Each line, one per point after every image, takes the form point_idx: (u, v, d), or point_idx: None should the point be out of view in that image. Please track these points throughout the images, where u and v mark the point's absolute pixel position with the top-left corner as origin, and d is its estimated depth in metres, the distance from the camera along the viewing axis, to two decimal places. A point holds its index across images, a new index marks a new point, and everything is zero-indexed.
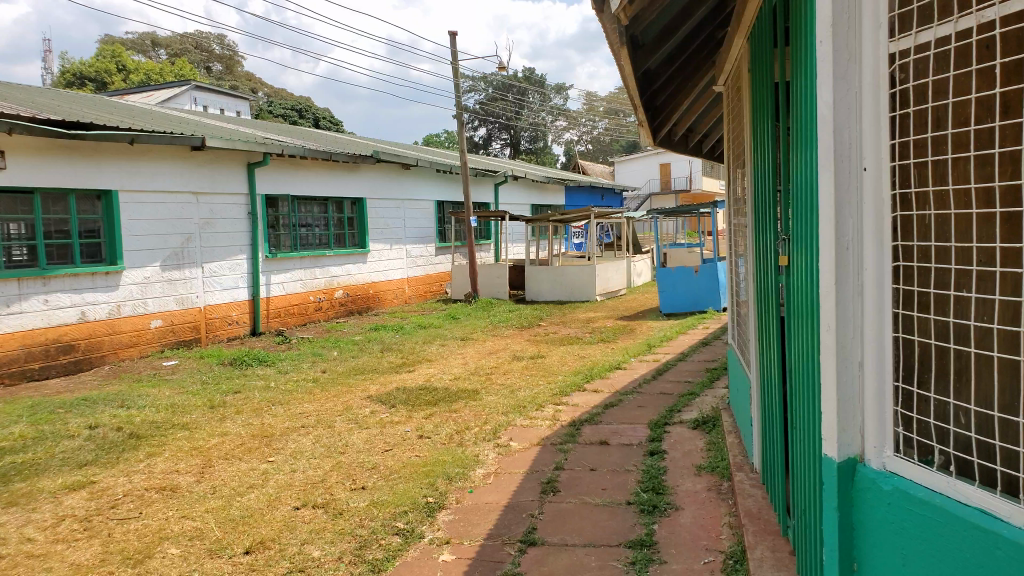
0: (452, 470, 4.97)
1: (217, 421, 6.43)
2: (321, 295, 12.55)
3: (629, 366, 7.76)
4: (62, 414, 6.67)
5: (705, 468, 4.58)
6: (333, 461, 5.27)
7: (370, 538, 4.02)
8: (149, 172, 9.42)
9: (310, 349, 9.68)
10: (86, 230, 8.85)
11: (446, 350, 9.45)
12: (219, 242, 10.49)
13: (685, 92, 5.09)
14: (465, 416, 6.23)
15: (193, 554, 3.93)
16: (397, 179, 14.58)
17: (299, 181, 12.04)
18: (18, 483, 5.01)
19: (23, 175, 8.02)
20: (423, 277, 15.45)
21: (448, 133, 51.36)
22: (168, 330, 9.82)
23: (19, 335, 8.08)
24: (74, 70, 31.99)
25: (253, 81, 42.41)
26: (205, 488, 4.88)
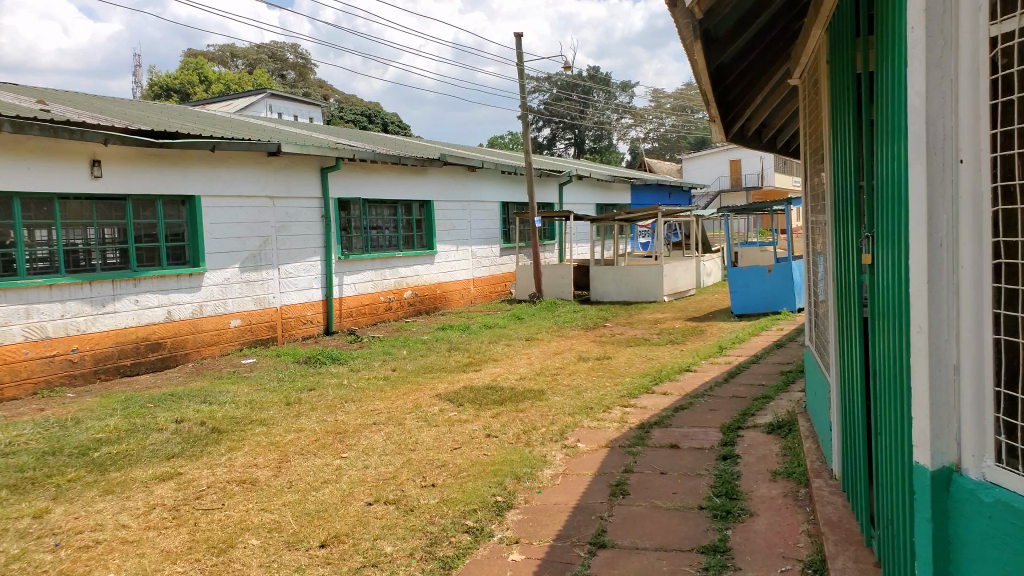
0: (520, 469, 4.97)
1: (293, 417, 6.59)
2: (391, 296, 12.74)
3: (700, 368, 7.62)
4: (151, 408, 6.96)
5: (780, 474, 4.45)
6: (403, 458, 5.34)
7: (441, 534, 4.05)
8: (229, 178, 9.73)
9: (381, 347, 9.84)
10: (172, 233, 9.21)
11: (513, 349, 9.47)
12: (294, 244, 10.76)
13: (759, 86, 4.94)
14: (533, 417, 6.22)
15: (273, 545, 4.03)
16: (463, 180, 14.68)
17: (369, 185, 12.25)
18: (113, 472, 5.26)
19: (116, 183, 8.42)
20: (489, 277, 15.53)
21: (513, 134, 51.52)
22: (247, 329, 10.12)
23: (113, 334, 8.47)
24: (160, 82, 33.45)
25: (325, 88, 43.53)
26: (283, 482, 5.01)
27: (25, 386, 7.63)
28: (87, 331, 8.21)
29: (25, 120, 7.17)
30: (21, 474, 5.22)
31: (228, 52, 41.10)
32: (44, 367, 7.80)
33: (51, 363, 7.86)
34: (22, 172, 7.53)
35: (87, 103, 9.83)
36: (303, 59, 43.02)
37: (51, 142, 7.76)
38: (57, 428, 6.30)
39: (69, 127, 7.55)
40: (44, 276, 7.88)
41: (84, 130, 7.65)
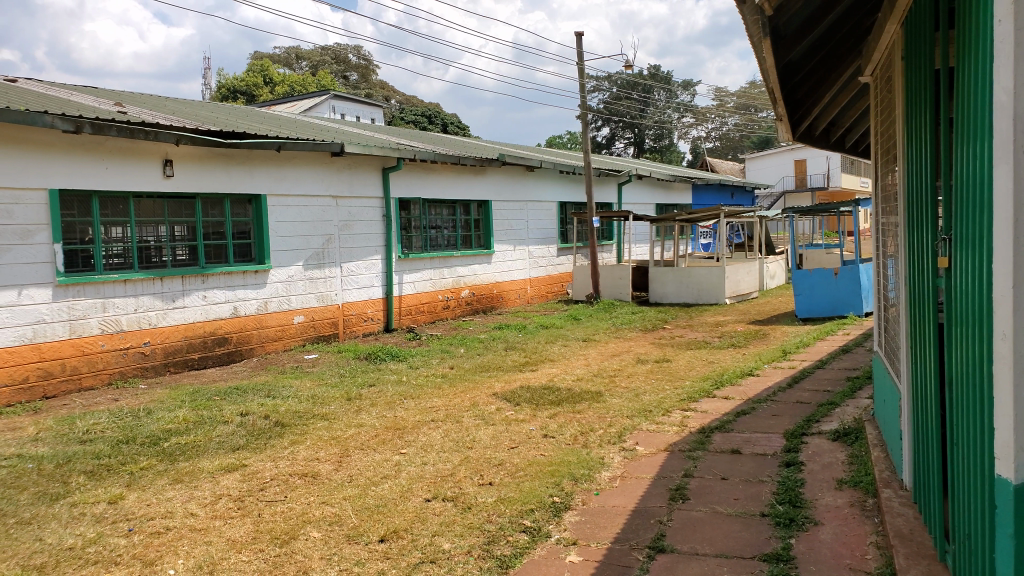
0: (577, 471, 4.95)
1: (353, 412, 6.70)
2: (449, 294, 12.85)
3: (763, 373, 7.46)
4: (217, 401, 7.17)
5: (847, 482, 4.33)
6: (461, 456, 5.38)
7: (498, 533, 4.06)
8: (294, 178, 9.95)
9: (439, 345, 9.93)
10: (239, 231, 9.47)
11: (570, 350, 9.44)
12: (355, 242, 10.95)
13: (827, 84, 4.82)
14: (590, 418, 6.18)
15: (333, 538, 4.11)
16: (522, 180, 14.70)
17: (429, 184, 12.37)
18: (182, 462, 5.43)
19: (187, 182, 8.70)
20: (546, 277, 15.51)
21: (571, 134, 51.45)
22: (310, 325, 10.34)
23: (182, 329, 8.75)
24: (228, 84, 34.47)
25: (387, 88, 44.19)
26: (344, 476, 5.10)
27: (101, 377, 7.96)
28: (158, 325, 8.51)
29: (104, 121, 7.48)
30: (97, 461, 5.45)
31: (293, 54, 42.05)
32: (119, 359, 8.13)
33: (125, 355, 8.18)
34: (99, 172, 7.85)
35: (161, 105, 10.20)
36: (366, 61, 43.74)
37: (127, 143, 8.07)
38: (130, 418, 6.55)
39: (143, 128, 7.84)
40: (119, 271, 8.18)
41: (158, 132, 7.93)
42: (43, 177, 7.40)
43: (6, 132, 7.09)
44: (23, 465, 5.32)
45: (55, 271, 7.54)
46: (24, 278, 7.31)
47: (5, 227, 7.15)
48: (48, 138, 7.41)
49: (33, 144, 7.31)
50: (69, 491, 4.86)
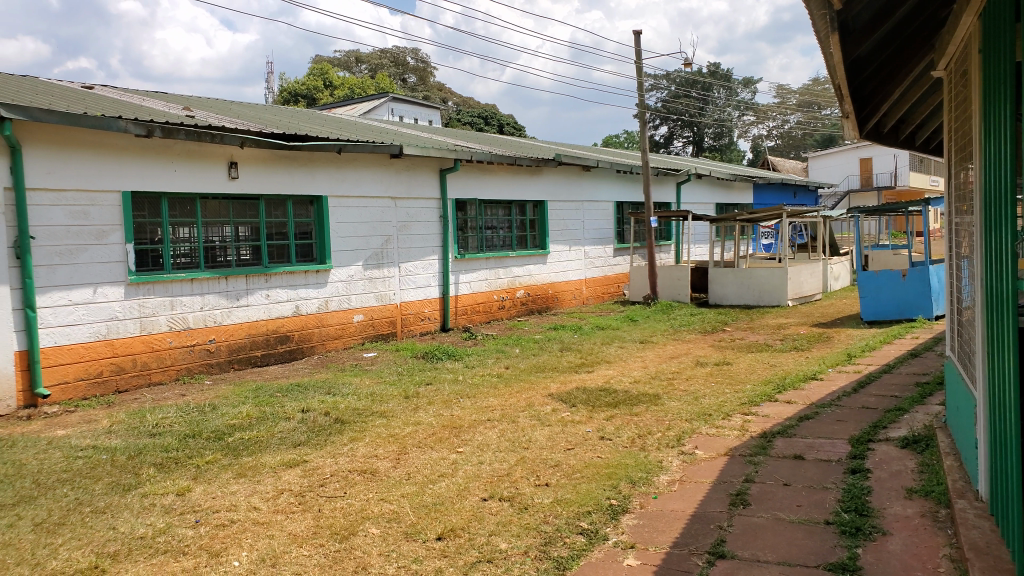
0: (635, 474, 4.89)
1: (411, 410, 6.77)
2: (505, 294, 12.88)
3: (827, 377, 7.25)
4: (280, 397, 7.34)
5: (917, 492, 4.18)
6: (518, 456, 5.38)
7: (555, 534, 4.05)
8: (354, 179, 10.12)
9: (494, 345, 9.95)
10: (300, 232, 9.67)
11: (627, 352, 9.35)
12: (413, 243, 11.06)
13: (897, 80, 4.66)
14: (648, 421, 6.12)
15: (392, 535, 4.15)
16: (578, 180, 14.64)
17: (485, 185, 12.43)
18: (245, 457, 5.57)
19: (252, 183, 8.93)
20: (602, 278, 15.41)
21: (628, 134, 51.11)
22: (368, 324, 10.50)
23: (246, 326, 8.98)
24: (289, 88, 35.28)
25: (444, 90, 44.58)
26: (401, 473, 5.16)
27: (169, 372, 8.22)
28: (223, 323, 8.75)
29: (174, 125, 7.74)
30: (166, 454, 5.63)
31: (352, 57, 42.72)
32: (186, 355, 8.39)
33: (192, 352, 8.44)
34: (169, 174, 8.12)
35: (227, 109, 10.50)
36: (423, 63, 44.17)
37: (195, 146, 8.33)
38: (197, 413, 6.75)
39: (210, 131, 8.09)
40: (187, 270, 8.45)
41: (223, 135, 8.17)
42: (116, 180, 7.69)
43: (82, 137, 7.40)
44: (98, 456, 5.54)
45: (128, 270, 7.81)
46: (99, 276, 7.60)
47: (81, 227, 7.44)
48: (121, 142, 7.70)
49: (107, 148, 7.61)
50: (140, 482, 5.04)
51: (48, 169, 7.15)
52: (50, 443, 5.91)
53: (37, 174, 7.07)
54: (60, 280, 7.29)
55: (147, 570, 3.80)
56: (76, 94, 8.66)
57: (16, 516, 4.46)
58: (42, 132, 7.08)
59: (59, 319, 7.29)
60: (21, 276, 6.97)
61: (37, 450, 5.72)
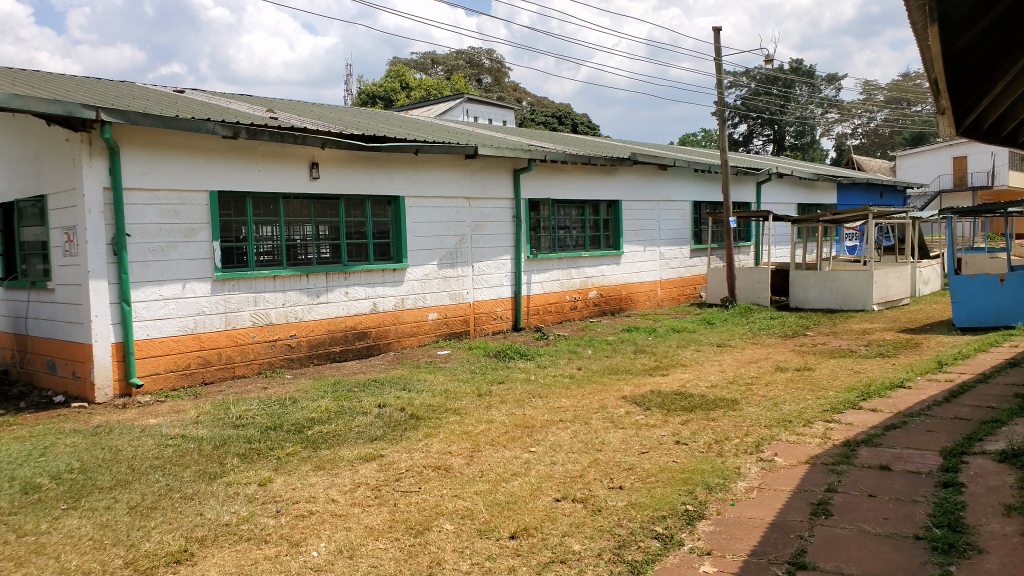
0: (712, 479, 4.79)
1: (484, 408, 6.82)
2: (577, 295, 12.83)
3: (916, 385, 6.94)
4: (357, 392, 7.50)
5: (1017, 509, 3.94)
6: (591, 458, 5.34)
7: (630, 538, 4.00)
8: (430, 179, 10.28)
9: (567, 346, 9.92)
10: (378, 231, 9.86)
11: (703, 355, 9.17)
12: (486, 243, 11.14)
13: (999, 75, 4.42)
14: (725, 426, 5.99)
15: (466, 532, 4.19)
16: (654, 180, 14.45)
17: (559, 185, 12.41)
18: (324, 450, 5.71)
19: (332, 184, 9.17)
20: (677, 280, 15.18)
21: (705, 133, 50.26)
22: (442, 322, 10.62)
23: (326, 323, 9.22)
24: (367, 90, 36.06)
25: (518, 91, 44.77)
26: (475, 471, 5.19)
27: (252, 366, 8.51)
28: (304, 319, 9.00)
29: (259, 127, 8.01)
30: (249, 444, 5.83)
31: (428, 59, 43.27)
32: (268, 350, 8.66)
33: (275, 347, 8.72)
34: (253, 174, 8.41)
35: (309, 111, 10.81)
36: (498, 63, 44.46)
37: (278, 147, 8.60)
38: (278, 406, 6.96)
39: (293, 133, 8.34)
40: (270, 267, 8.72)
41: (306, 136, 8.42)
42: (205, 180, 8.00)
43: (173, 139, 7.73)
44: (186, 445, 5.78)
45: (214, 267, 8.12)
46: (187, 272, 7.92)
47: (171, 225, 7.77)
48: (209, 143, 8.01)
49: (196, 150, 7.92)
50: (225, 471, 5.23)
51: (142, 169, 7.50)
52: (144, 430, 6.21)
53: (132, 174, 7.42)
54: (153, 275, 7.63)
55: (232, 556, 3.93)
56: (168, 98, 9.08)
57: (113, 498, 4.70)
58: (137, 134, 7.43)
59: (152, 313, 7.63)
60: (118, 272, 7.34)
61: (131, 437, 6.01)
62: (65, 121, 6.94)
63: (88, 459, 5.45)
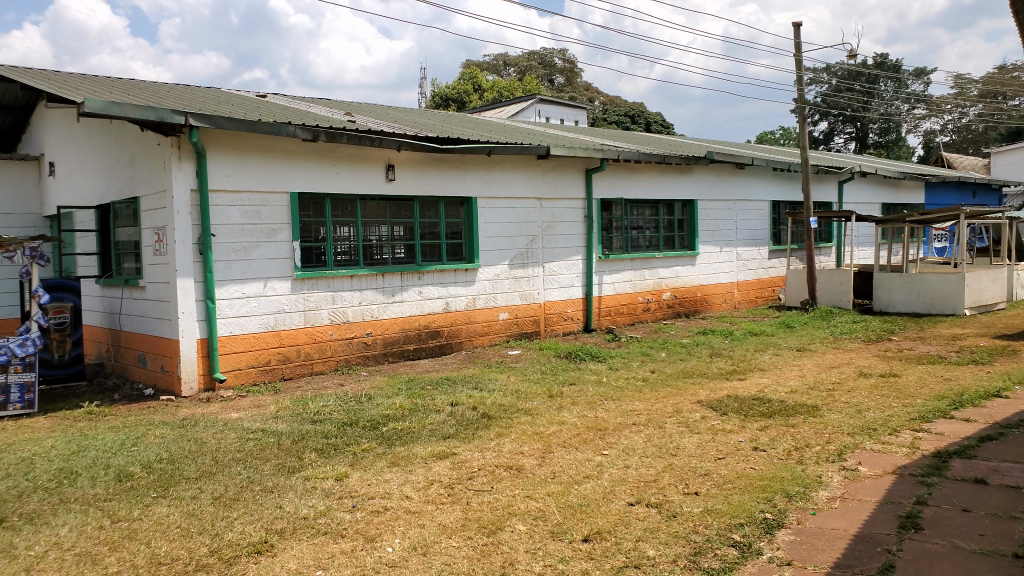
0: (792, 488, 4.64)
1: (555, 409, 6.80)
2: (650, 296, 12.67)
3: (1013, 395, 6.56)
4: (430, 390, 7.58)
5: None
6: (665, 463, 5.25)
7: (705, 545, 3.92)
8: (503, 180, 10.33)
9: (639, 348, 9.81)
10: (451, 232, 9.96)
11: (782, 360, 8.91)
12: (558, 243, 11.12)
13: None
14: (805, 433, 5.80)
15: (539, 533, 4.18)
16: (731, 180, 14.13)
17: (632, 185, 12.27)
18: (398, 446, 5.80)
19: (407, 185, 9.32)
20: (755, 282, 14.81)
21: (783, 131, 48.91)
22: (513, 322, 10.65)
23: (400, 321, 9.37)
24: (440, 93, 36.47)
25: (590, 91, 44.55)
26: (547, 472, 5.17)
27: (329, 363, 8.72)
28: (379, 317, 9.17)
29: (337, 130, 8.20)
30: (327, 440, 5.96)
31: (501, 61, 43.54)
32: (345, 347, 8.86)
33: (351, 344, 8.92)
34: (331, 176, 8.61)
35: (385, 114, 11.01)
36: (571, 63, 44.38)
37: (356, 149, 8.79)
38: (354, 403, 7.11)
39: (370, 136, 8.50)
40: (347, 267, 8.91)
41: (382, 138, 8.56)
42: (286, 182, 8.24)
43: (257, 142, 7.98)
44: (267, 439, 5.96)
45: (294, 266, 8.35)
46: (269, 271, 8.16)
47: (255, 226, 8.03)
48: (290, 146, 8.24)
49: (278, 152, 8.16)
50: (304, 465, 5.37)
51: (227, 172, 7.77)
52: (227, 424, 6.43)
53: (217, 177, 7.70)
54: (236, 274, 7.90)
55: (310, 549, 4.03)
56: (251, 103, 9.39)
57: (199, 488, 4.89)
58: (222, 138, 7.70)
59: (235, 311, 7.90)
60: (203, 271, 7.63)
61: (216, 430, 6.23)
62: (156, 126, 7.26)
63: (176, 450, 5.69)
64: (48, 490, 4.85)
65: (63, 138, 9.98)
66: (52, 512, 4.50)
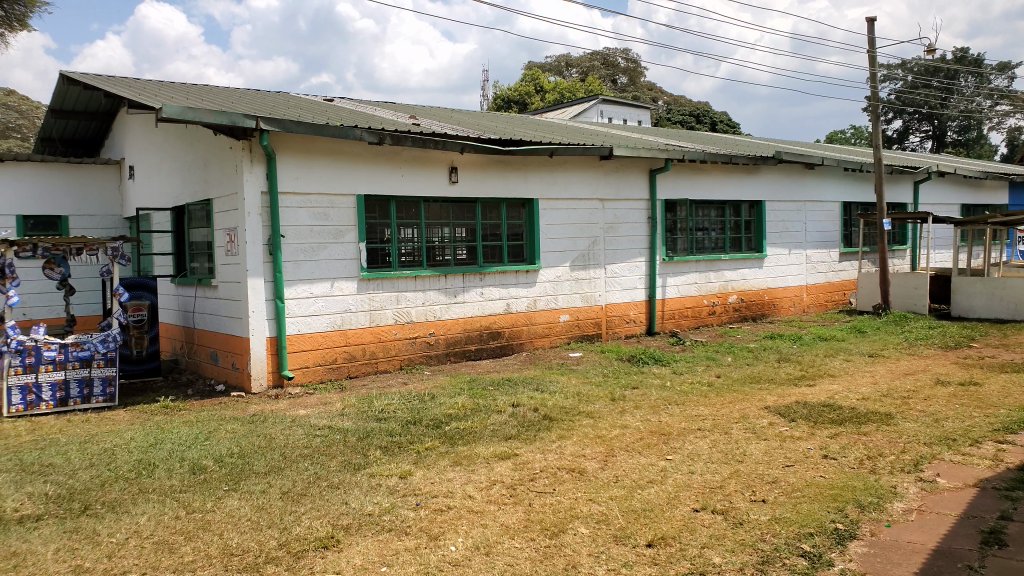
0: (865, 498, 4.49)
1: (618, 413, 6.74)
2: (715, 300, 12.46)
3: None
4: (492, 391, 7.62)
5: None
6: (732, 469, 5.15)
7: (774, 554, 3.82)
8: (565, 181, 10.31)
9: (704, 352, 9.65)
10: (513, 233, 9.99)
11: (853, 366, 8.63)
12: (621, 244, 11.03)
13: None
14: (879, 442, 5.61)
15: (602, 537, 4.14)
16: (800, 180, 13.78)
17: (697, 186, 12.09)
18: (461, 446, 5.84)
19: (469, 187, 9.40)
20: (825, 285, 14.40)
21: (856, 130, 47.44)
22: (575, 324, 10.61)
23: (462, 322, 9.43)
24: (502, 95, 36.64)
25: (654, 90, 44.18)
26: (610, 476, 5.14)
27: (394, 362, 8.85)
28: (442, 317, 9.27)
29: (402, 133, 8.31)
30: (391, 438, 6.05)
31: (563, 61, 43.46)
32: (408, 347, 8.98)
33: (414, 344, 9.02)
34: (396, 178, 8.74)
35: (449, 117, 11.11)
36: (634, 63, 44.08)
37: (420, 152, 8.90)
38: (418, 401, 7.20)
39: (434, 138, 8.59)
40: (411, 268, 9.03)
41: (446, 141, 8.65)
42: (353, 184, 8.40)
43: (324, 145, 8.16)
44: (333, 436, 6.08)
45: (360, 267, 8.50)
46: (335, 271, 8.33)
47: (322, 227, 8.21)
48: (356, 149, 8.39)
49: (345, 155, 8.32)
50: (368, 463, 5.45)
51: (296, 174, 7.97)
52: (295, 420, 6.59)
53: (287, 179, 7.90)
54: (304, 274, 8.09)
55: (375, 545, 4.09)
56: (319, 107, 9.60)
57: (268, 483, 5.01)
58: (291, 142, 7.89)
59: (303, 310, 8.09)
60: (273, 271, 7.83)
61: (284, 426, 6.38)
62: (229, 131, 7.50)
63: (246, 445, 5.85)
64: (127, 480, 5.05)
65: (142, 142, 10.39)
66: (132, 501, 4.68)
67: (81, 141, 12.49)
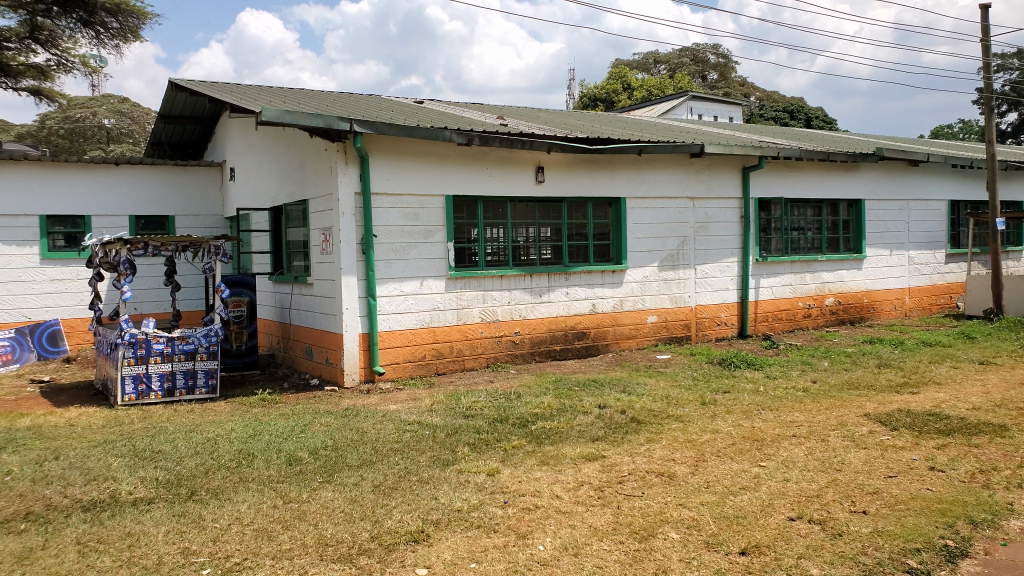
0: (977, 514, 4.23)
1: (708, 417, 6.59)
2: (811, 302, 12.02)
3: None
4: (578, 391, 7.60)
5: None
6: (829, 478, 4.95)
7: (877, 568, 3.65)
8: (653, 180, 10.16)
9: (799, 357, 9.32)
10: (599, 232, 9.91)
11: (962, 373, 8.15)
12: (711, 244, 10.78)
13: None
14: (993, 455, 5.27)
15: (692, 542, 4.05)
16: (903, 178, 13.13)
17: (792, 184, 11.69)
18: (547, 445, 5.83)
19: (556, 186, 9.39)
20: (929, 287, 13.68)
21: (965, 124, 44.89)
22: (662, 325, 10.44)
23: (548, 322, 9.44)
24: (589, 94, 36.38)
25: (746, 87, 43.01)
26: (700, 480, 5.02)
27: (480, 360, 8.93)
28: (528, 317, 9.29)
29: (491, 134, 8.37)
30: (479, 435, 6.10)
31: (650, 58, 42.74)
32: (494, 345, 9.05)
33: (500, 342, 9.09)
34: (484, 178, 8.82)
35: (537, 116, 11.11)
36: (723, 58, 43.12)
37: (507, 153, 8.95)
38: (505, 400, 7.24)
39: (521, 139, 8.62)
40: (497, 267, 9.10)
41: (533, 141, 8.66)
42: (442, 185, 8.52)
43: (415, 147, 8.30)
44: (422, 432, 6.17)
45: (448, 266, 8.62)
46: (425, 271, 8.46)
47: (412, 227, 8.36)
48: (446, 150, 8.50)
49: (434, 156, 8.45)
50: (457, 459, 5.51)
51: (388, 175, 8.14)
52: (385, 415, 6.73)
53: (379, 180, 8.09)
54: (395, 273, 8.26)
55: (463, 542, 4.12)
56: (410, 108, 9.80)
57: (360, 476, 5.14)
58: (384, 144, 8.07)
59: (394, 307, 8.26)
60: (365, 269, 8.02)
61: (376, 421, 6.53)
62: (325, 133, 7.73)
63: (339, 438, 6.02)
64: (229, 469, 5.28)
65: (242, 145, 10.85)
66: (233, 489, 4.89)
67: (188, 143, 13.13)
